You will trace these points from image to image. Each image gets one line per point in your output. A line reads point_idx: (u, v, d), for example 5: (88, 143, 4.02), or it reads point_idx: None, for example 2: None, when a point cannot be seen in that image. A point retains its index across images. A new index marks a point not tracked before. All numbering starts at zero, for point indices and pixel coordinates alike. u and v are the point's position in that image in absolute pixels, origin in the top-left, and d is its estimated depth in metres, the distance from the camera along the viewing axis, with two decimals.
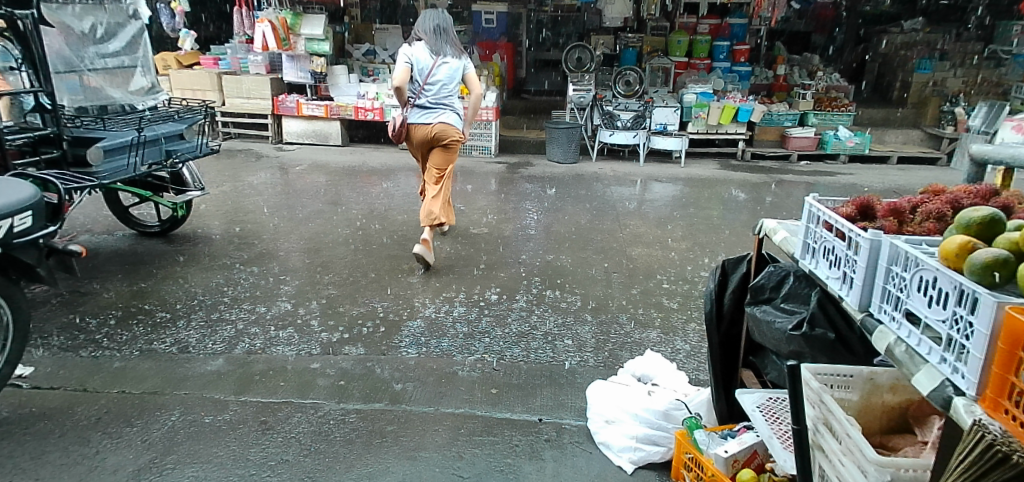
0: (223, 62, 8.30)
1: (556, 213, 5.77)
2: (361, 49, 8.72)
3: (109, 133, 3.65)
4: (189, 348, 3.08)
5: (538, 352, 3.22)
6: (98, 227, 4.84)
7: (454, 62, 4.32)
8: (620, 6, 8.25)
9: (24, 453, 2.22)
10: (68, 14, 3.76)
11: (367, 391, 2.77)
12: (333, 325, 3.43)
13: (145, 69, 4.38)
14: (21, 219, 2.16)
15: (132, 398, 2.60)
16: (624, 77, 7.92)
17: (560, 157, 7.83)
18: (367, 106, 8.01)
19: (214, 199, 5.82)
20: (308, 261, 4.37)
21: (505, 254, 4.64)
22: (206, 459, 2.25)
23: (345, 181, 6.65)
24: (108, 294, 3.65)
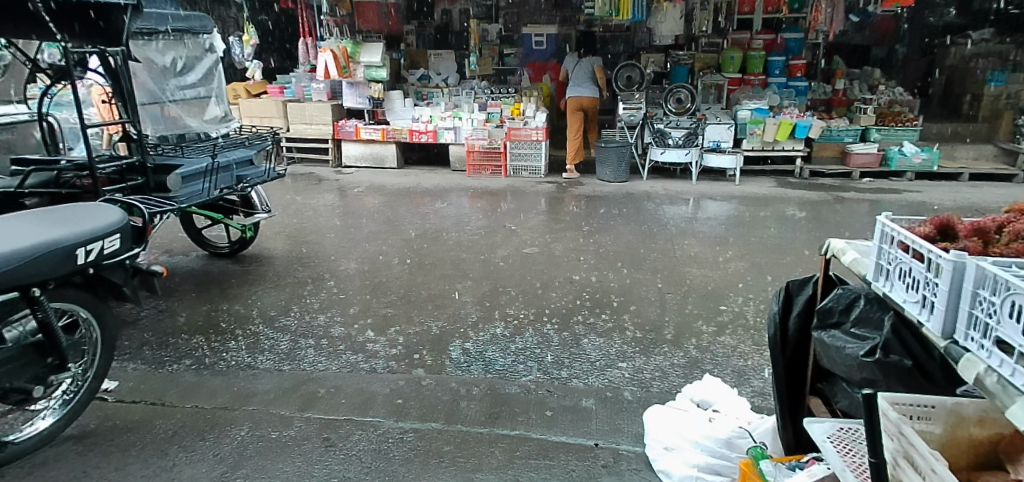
0: (288, 90, 8.65)
1: (607, 232, 5.76)
2: (416, 74, 9.14)
3: (185, 160, 3.89)
4: (255, 365, 3.20)
5: (592, 374, 3.17)
6: (174, 249, 5.11)
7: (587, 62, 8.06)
8: (671, 24, 8.20)
9: (108, 464, 2.33)
10: (153, 49, 4.08)
11: (423, 410, 2.79)
12: (388, 344, 3.49)
13: (219, 99, 4.60)
14: (111, 242, 2.26)
15: (205, 412, 2.71)
16: (675, 94, 7.81)
17: (610, 176, 7.81)
18: (421, 129, 8.29)
19: (279, 221, 6.08)
20: (362, 280, 4.48)
21: (557, 274, 4.64)
22: (273, 473, 2.32)
23: (399, 202, 6.81)
24: (183, 313, 3.84)
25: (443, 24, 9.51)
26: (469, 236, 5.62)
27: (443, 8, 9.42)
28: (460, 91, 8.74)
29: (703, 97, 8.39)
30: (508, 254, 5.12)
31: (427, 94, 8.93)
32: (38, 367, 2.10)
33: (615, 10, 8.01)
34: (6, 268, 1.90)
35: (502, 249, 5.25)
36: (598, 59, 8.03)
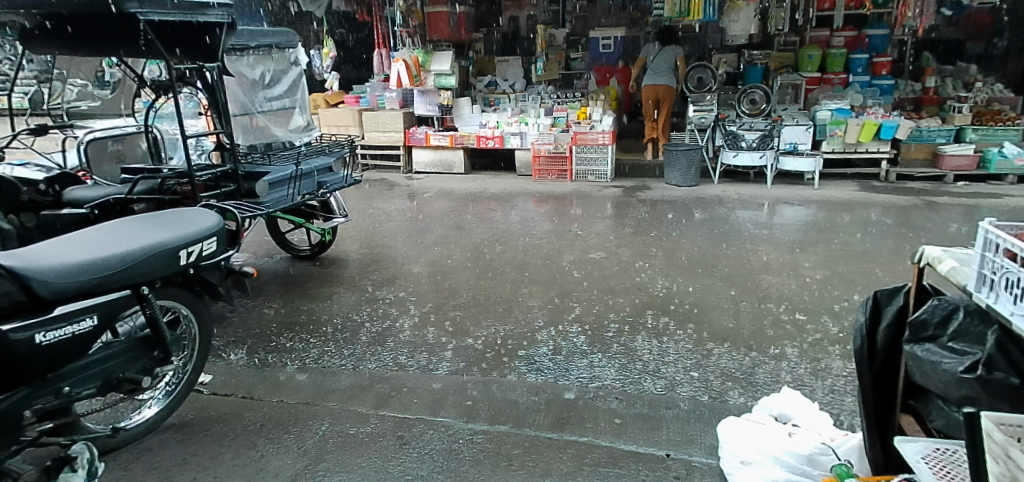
0: (363, 100, 8.98)
1: (676, 237, 5.64)
2: (484, 81, 9.32)
3: (273, 168, 4.13)
4: (335, 363, 3.35)
5: (663, 383, 3.11)
6: (258, 251, 5.42)
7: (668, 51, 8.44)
8: (744, 23, 7.97)
9: (204, 452, 2.49)
10: (244, 64, 4.35)
11: (493, 413, 2.83)
12: (458, 347, 3.55)
13: (302, 109, 4.83)
14: (208, 244, 2.43)
15: (289, 407, 2.86)
16: (749, 95, 7.58)
17: (679, 180, 7.63)
18: (488, 135, 8.38)
19: (354, 225, 6.33)
20: (431, 283, 4.59)
21: (624, 280, 4.59)
22: (351, 468, 2.41)
23: (467, 207, 6.93)
24: (267, 312, 4.06)
25: (512, 31, 9.65)
26: (536, 241, 5.64)
27: (510, 14, 9.56)
28: (527, 97, 8.91)
29: (778, 97, 8.03)
30: (575, 259, 5.10)
31: (495, 100, 9.05)
32: (146, 359, 2.27)
33: (686, 10, 7.83)
34: (120, 267, 2.08)
35: (569, 254, 5.24)
36: (680, 50, 8.38)
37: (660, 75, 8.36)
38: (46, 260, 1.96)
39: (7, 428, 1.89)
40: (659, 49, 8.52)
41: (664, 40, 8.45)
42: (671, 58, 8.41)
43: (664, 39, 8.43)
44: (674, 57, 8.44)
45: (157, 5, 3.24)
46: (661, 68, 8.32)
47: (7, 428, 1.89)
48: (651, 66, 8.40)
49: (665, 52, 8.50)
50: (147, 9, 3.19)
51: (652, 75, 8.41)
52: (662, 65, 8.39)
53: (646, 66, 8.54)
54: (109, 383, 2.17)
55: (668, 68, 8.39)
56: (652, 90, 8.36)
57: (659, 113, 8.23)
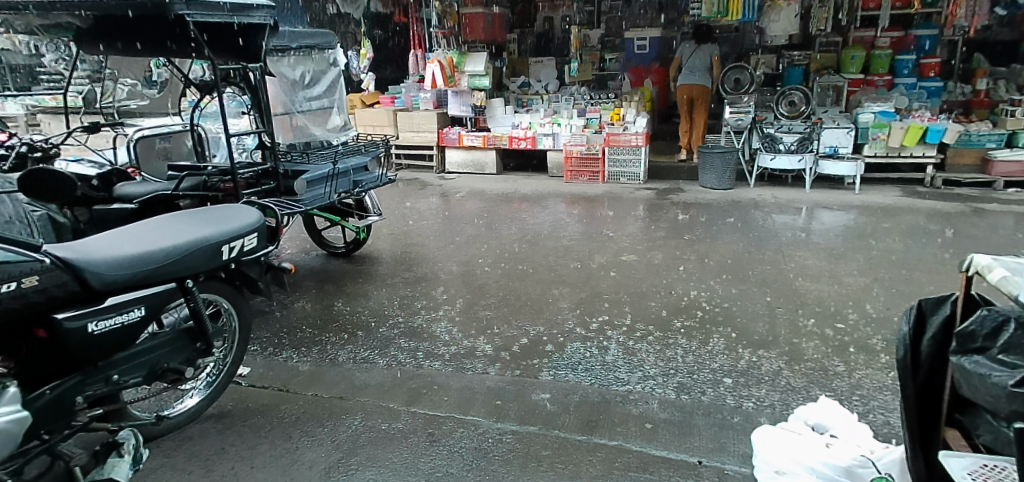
0: (398, 100, 9.07)
1: (710, 241, 5.56)
2: (517, 81, 9.28)
3: (311, 167, 4.22)
4: (368, 359, 3.40)
5: (696, 389, 3.07)
6: (295, 248, 5.53)
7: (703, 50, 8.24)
8: (784, 23, 7.83)
9: (242, 442, 2.55)
10: (285, 65, 4.45)
11: (522, 413, 2.83)
12: (488, 346, 3.57)
13: (340, 109, 4.92)
14: (249, 240, 2.49)
15: (324, 401, 2.91)
16: (788, 97, 7.51)
17: (714, 183, 7.50)
18: (521, 135, 8.40)
19: (387, 223, 6.41)
20: (462, 282, 4.62)
21: (657, 283, 4.54)
22: (383, 463, 2.44)
23: (499, 207, 6.95)
24: (303, 308, 4.15)
25: (546, 31, 9.69)
26: (567, 242, 5.63)
27: (545, 15, 9.61)
28: (560, 98, 8.81)
29: (818, 99, 7.84)
30: (606, 261, 5.07)
31: (528, 101, 9.00)
32: (188, 350, 2.35)
33: (724, 9, 7.73)
34: (165, 261, 2.15)
35: (600, 256, 5.21)
36: (716, 48, 8.18)
37: (695, 74, 8.21)
38: (98, 253, 2.03)
39: (61, 412, 1.98)
40: (694, 48, 8.31)
41: (699, 39, 8.24)
42: (707, 57, 8.21)
43: (699, 37, 8.22)
44: (709, 55, 8.27)
45: (206, 7, 3.36)
46: (695, 67, 8.17)
47: (59, 413, 1.97)
48: (685, 66, 8.26)
49: (701, 51, 8.29)
50: (196, 11, 3.31)
51: (687, 74, 8.28)
52: (696, 64, 8.22)
53: (681, 66, 8.41)
54: (154, 372, 2.25)
55: (703, 68, 8.23)
56: (686, 89, 8.25)
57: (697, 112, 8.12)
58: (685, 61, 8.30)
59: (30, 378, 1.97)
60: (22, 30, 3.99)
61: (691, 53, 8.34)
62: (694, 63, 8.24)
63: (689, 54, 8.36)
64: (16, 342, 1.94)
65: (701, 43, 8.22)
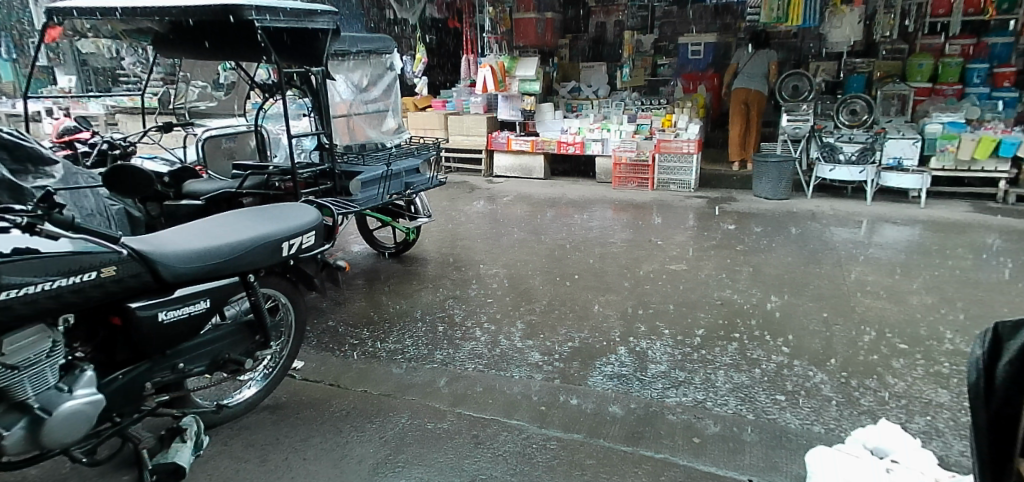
0: (449, 104, 9.18)
1: (763, 252, 5.39)
2: (568, 86, 9.18)
3: (365, 168, 4.34)
4: (415, 358, 3.46)
5: (747, 404, 2.98)
6: (346, 247, 5.67)
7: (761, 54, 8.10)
8: (847, 30, 7.45)
9: (295, 434, 2.62)
10: (344, 68, 4.58)
11: (566, 420, 2.81)
12: (533, 351, 3.56)
13: (394, 112, 5.02)
14: (307, 238, 2.57)
15: (373, 397, 2.97)
16: (849, 105, 7.19)
17: (768, 193, 7.29)
18: (569, 140, 8.39)
19: (435, 225, 6.50)
20: (508, 286, 4.63)
21: (706, 294, 4.44)
22: (429, 462, 2.46)
23: (545, 212, 6.93)
24: (353, 305, 4.25)
25: (598, 36, 9.65)
26: (614, 249, 5.57)
27: (598, 20, 9.59)
28: (610, 103, 8.72)
29: (881, 108, 7.46)
30: (654, 269, 4.99)
31: (577, 106, 8.95)
32: (248, 343, 2.44)
33: (784, 14, 7.55)
34: (230, 256, 2.24)
35: (647, 264, 5.13)
36: (776, 53, 8.03)
37: (752, 79, 8.06)
38: (169, 247, 2.13)
39: (130, 397, 2.07)
40: (752, 52, 8.16)
41: (758, 43, 8.09)
42: (765, 62, 8.06)
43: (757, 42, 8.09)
44: (768, 60, 8.11)
45: (272, 12, 3.48)
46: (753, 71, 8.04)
47: (129, 398, 2.07)
48: (743, 71, 8.10)
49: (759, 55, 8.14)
50: (263, 16, 3.43)
51: (744, 78, 8.11)
52: (756, 69, 8.06)
53: (738, 72, 8.25)
54: (217, 362, 2.34)
55: (761, 74, 8.08)
56: (740, 94, 8.11)
57: (754, 117, 7.95)
58: (742, 67, 8.17)
59: (106, 363, 2.08)
60: (106, 34, 4.24)
61: (748, 58, 8.19)
62: (751, 68, 8.12)
63: (746, 60, 8.24)
64: (94, 328, 2.07)
65: (760, 47, 8.07)
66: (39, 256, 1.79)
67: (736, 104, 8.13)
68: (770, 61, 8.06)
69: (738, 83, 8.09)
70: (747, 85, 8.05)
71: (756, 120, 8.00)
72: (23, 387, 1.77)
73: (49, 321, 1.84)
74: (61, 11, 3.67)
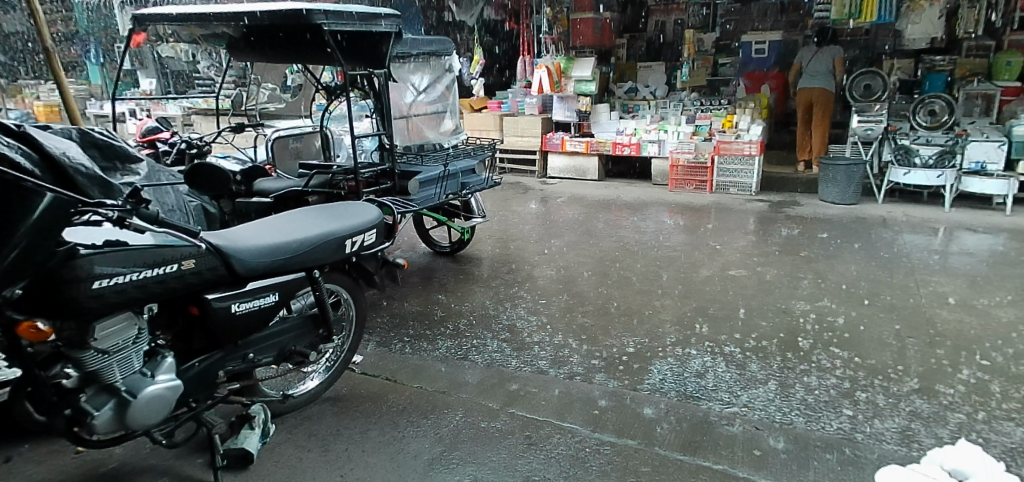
0: (505, 105, 9.08)
1: (830, 259, 5.16)
2: (624, 86, 9.11)
3: (423, 168, 4.43)
4: (468, 356, 3.49)
5: (811, 417, 2.85)
6: (403, 245, 5.79)
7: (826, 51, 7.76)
8: (926, 26, 7.18)
9: (354, 426, 2.70)
10: (405, 71, 4.67)
11: (620, 425, 2.77)
12: (587, 354, 3.53)
13: (452, 113, 5.09)
14: (369, 236, 2.64)
15: (428, 393, 3.02)
16: (928, 105, 6.81)
17: (835, 197, 6.97)
18: (625, 141, 8.30)
19: (489, 225, 6.55)
20: (561, 288, 4.61)
21: (767, 301, 4.29)
22: (483, 461, 2.48)
23: (599, 214, 6.87)
24: (409, 302, 4.33)
25: (657, 35, 9.45)
26: (671, 252, 5.46)
27: (657, 19, 9.40)
28: (668, 104, 8.60)
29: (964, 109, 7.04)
30: (712, 274, 4.86)
31: (634, 107, 8.86)
32: (312, 336, 2.53)
33: (857, 10, 7.14)
34: (297, 252, 2.33)
35: (705, 269, 5.00)
36: (841, 49, 7.67)
37: (817, 78, 7.75)
38: (242, 241, 2.23)
39: (205, 384, 2.19)
40: (816, 49, 7.84)
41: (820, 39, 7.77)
42: (829, 58, 7.71)
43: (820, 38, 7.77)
44: (833, 56, 7.74)
45: (338, 17, 3.62)
46: (817, 69, 7.72)
47: (203, 385, 2.18)
48: (806, 70, 7.83)
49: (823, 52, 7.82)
50: (330, 21, 3.58)
51: (808, 78, 7.84)
52: (820, 67, 7.74)
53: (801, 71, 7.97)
54: (284, 354, 2.44)
55: (826, 72, 7.74)
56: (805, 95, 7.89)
57: (820, 118, 7.68)
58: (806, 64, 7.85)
59: (184, 350, 2.21)
60: (186, 39, 4.49)
61: (812, 55, 7.88)
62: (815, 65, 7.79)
63: (810, 57, 7.91)
64: (174, 317, 2.20)
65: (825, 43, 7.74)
66: (127, 248, 1.91)
67: (802, 104, 7.91)
68: (835, 58, 7.70)
69: (804, 82, 7.83)
70: (810, 85, 7.79)
71: (822, 121, 7.70)
72: (112, 370, 1.90)
73: (135, 309, 1.97)
74: (146, 18, 3.93)
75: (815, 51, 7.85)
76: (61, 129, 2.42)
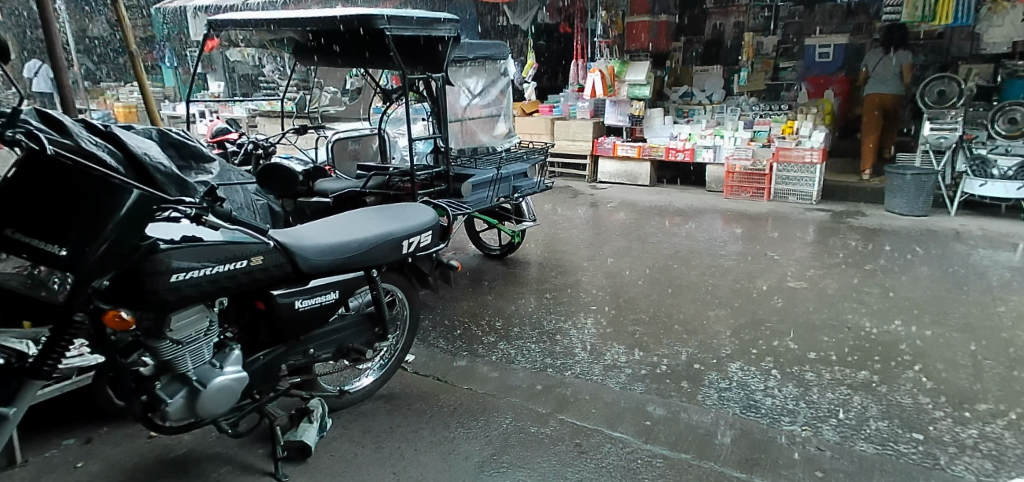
0: (556, 109, 9.10)
1: (896, 273, 4.91)
2: (679, 91, 8.94)
3: (477, 171, 4.49)
4: (517, 360, 3.50)
5: (876, 439, 2.71)
6: (453, 247, 5.85)
7: (894, 57, 7.64)
8: (1006, 29, 6.74)
9: (406, 425, 2.74)
10: (461, 75, 4.75)
11: (673, 438, 2.71)
12: (637, 363, 3.46)
13: (506, 117, 5.12)
14: (424, 238, 2.67)
15: (478, 395, 3.04)
16: (1007, 113, 6.30)
17: (903, 208, 6.62)
18: (679, 147, 8.13)
19: (539, 229, 6.54)
20: (610, 295, 4.54)
21: (827, 315, 4.11)
22: (533, 465, 2.47)
23: (650, 221, 6.75)
24: (459, 304, 4.38)
25: (715, 39, 9.18)
26: (725, 261, 5.32)
27: (716, 22, 9.12)
28: (725, 108, 8.42)
29: None
30: (770, 285, 4.70)
31: (689, 111, 8.69)
32: (369, 334, 2.58)
33: (931, 13, 6.82)
34: (358, 251, 2.38)
35: (762, 280, 4.83)
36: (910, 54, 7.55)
37: (885, 83, 7.60)
38: (307, 239, 2.31)
39: (268, 377, 2.27)
40: (883, 55, 7.76)
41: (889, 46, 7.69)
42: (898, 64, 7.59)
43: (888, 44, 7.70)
44: (901, 61, 7.62)
45: (402, 22, 3.68)
46: (885, 75, 7.61)
47: (267, 377, 2.26)
48: (873, 76, 7.68)
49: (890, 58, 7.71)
50: (394, 25, 3.65)
51: (874, 83, 7.70)
52: (887, 73, 7.64)
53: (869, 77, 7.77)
54: (341, 350, 2.51)
55: (894, 77, 7.61)
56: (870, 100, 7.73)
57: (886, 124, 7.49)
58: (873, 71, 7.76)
59: (251, 343, 2.29)
60: (256, 44, 4.69)
61: (878, 60, 7.76)
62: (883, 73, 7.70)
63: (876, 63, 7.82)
64: (242, 311, 2.29)
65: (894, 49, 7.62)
66: (201, 243, 1.99)
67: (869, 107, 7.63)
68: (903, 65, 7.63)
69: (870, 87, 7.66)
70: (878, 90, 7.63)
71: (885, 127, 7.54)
72: (184, 361, 1.99)
73: (208, 302, 2.06)
74: (218, 24, 4.12)
75: (882, 56, 7.74)
76: (144, 129, 2.61)
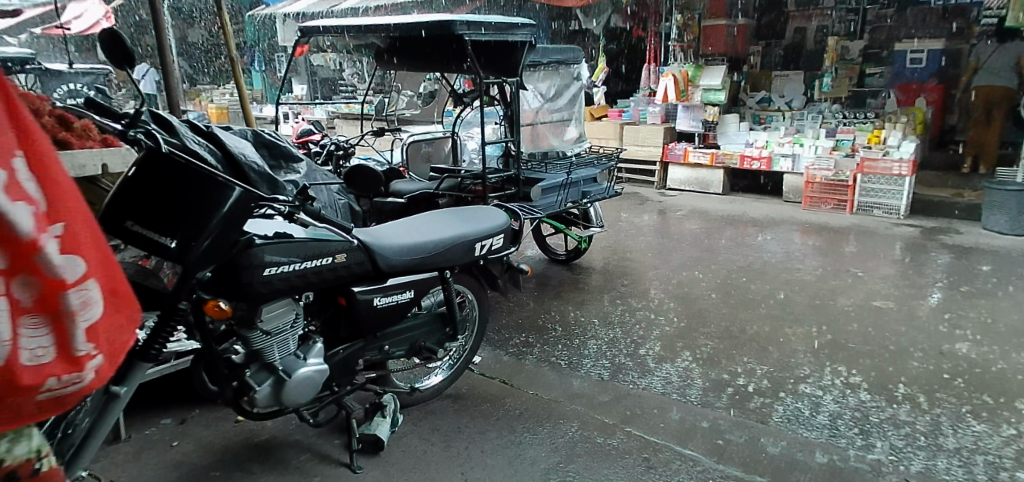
0: (626, 114, 8.97)
1: (997, 297, 4.53)
2: (756, 96, 8.64)
3: (548, 175, 4.49)
4: (583, 367, 3.47)
5: (974, 477, 2.50)
6: (519, 250, 5.88)
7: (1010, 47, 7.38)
8: None
9: (473, 426, 2.76)
10: (535, 79, 4.77)
11: (746, 459, 2.61)
12: (707, 378, 3.36)
13: (577, 121, 5.10)
14: (495, 241, 2.70)
15: (543, 401, 3.03)
16: None
17: (1004, 227, 6.09)
18: (754, 155, 7.85)
19: (606, 235, 6.47)
20: (679, 306, 4.43)
21: (917, 338, 3.84)
22: (599, 477, 2.44)
23: (722, 230, 6.53)
24: (524, 308, 4.39)
25: (795, 43, 8.66)
26: (802, 276, 5.08)
27: (797, 25, 8.59)
28: (805, 115, 8.05)
29: None
30: (852, 303, 4.45)
31: (766, 118, 8.41)
32: (440, 334, 2.63)
33: None
34: (433, 252, 2.43)
35: (844, 297, 4.57)
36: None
37: (999, 74, 7.40)
38: (386, 239, 2.38)
39: (346, 370, 2.35)
40: (996, 46, 7.53)
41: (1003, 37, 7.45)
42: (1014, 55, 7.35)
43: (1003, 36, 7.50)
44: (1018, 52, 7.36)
45: (480, 27, 3.76)
46: (999, 67, 7.40)
47: (344, 370, 2.34)
48: (985, 67, 7.50)
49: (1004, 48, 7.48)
50: (473, 30, 3.73)
51: (987, 74, 7.51)
52: (1002, 63, 7.42)
53: (977, 68, 7.65)
54: (414, 348, 2.56)
55: (1009, 68, 7.38)
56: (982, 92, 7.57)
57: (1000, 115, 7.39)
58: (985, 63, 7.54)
59: (331, 337, 2.39)
60: (340, 50, 4.90)
61: (991, 52, 7.54)
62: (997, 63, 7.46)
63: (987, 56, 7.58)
64: (324, 305, 2.38)
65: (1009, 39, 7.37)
66: (290, 240, 2.10)
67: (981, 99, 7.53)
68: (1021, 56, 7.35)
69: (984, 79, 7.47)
70: (991, 82, 7.44)
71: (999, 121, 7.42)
72: (272, 351, 2.10)
73: (294, 296, 2.16)
74: (308, 30, 4.34)
75: (996, 47, 7.51)
76: (240, 130, 2.78)
